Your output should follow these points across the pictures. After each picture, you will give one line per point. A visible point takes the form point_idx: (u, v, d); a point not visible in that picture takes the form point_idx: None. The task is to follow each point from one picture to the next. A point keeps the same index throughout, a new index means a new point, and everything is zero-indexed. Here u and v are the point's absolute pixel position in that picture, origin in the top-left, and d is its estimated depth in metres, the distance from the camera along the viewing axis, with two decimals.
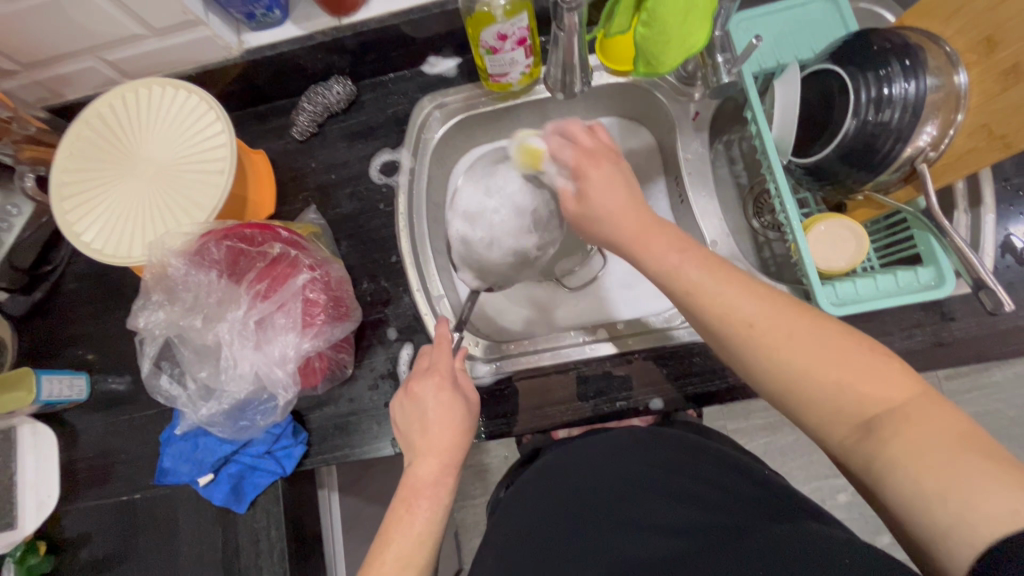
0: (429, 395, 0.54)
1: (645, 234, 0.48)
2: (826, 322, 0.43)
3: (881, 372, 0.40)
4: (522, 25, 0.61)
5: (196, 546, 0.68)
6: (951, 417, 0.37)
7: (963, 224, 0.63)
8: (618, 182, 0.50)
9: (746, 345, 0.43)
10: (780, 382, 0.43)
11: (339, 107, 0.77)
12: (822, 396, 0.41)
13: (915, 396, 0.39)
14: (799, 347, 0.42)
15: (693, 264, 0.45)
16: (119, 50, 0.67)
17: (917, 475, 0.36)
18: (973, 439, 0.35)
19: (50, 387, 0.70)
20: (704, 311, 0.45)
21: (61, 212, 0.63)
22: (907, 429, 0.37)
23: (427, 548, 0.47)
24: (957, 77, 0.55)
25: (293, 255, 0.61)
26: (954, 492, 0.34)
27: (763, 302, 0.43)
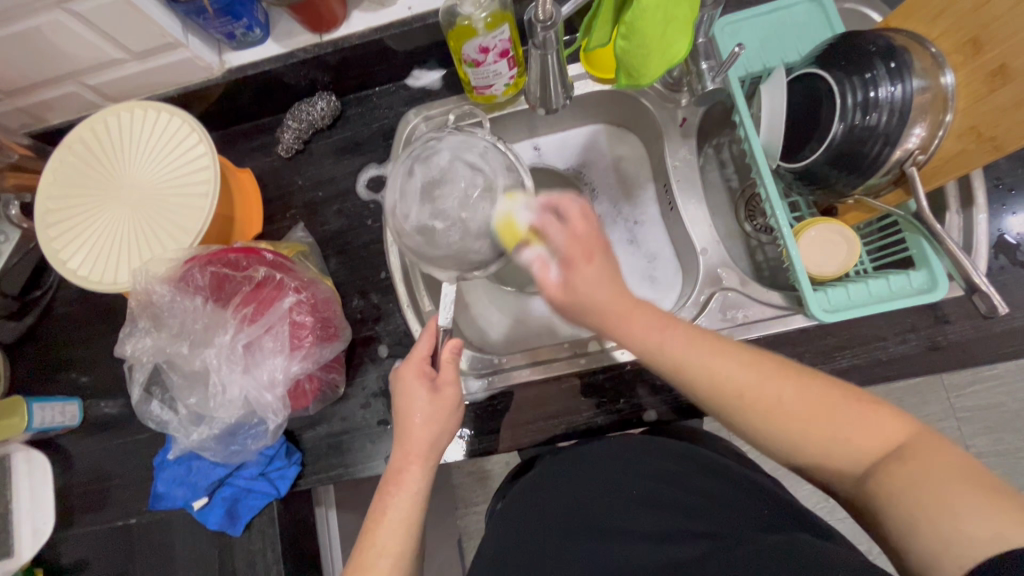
0: (411, 391, 0.54)
1: (628, 312, 0.48)
2: (815, 378, 0.44)
3: (876, 421, 0.41)
4: (504, 37, 0.61)
5: (193, 569, 0.67)
6: (948, 455, 0.38)
7: (955, 225, 0.62)
8: (606, 274, 0.49)
9: (742, 413, 0.44)
10: (780, 445, 0.44)
11: (324, 123, 0.76)
12: (826, 450, 0.42)
13: (911, 437, 0.40)
14: (793, 409, 0.43)
15: (677, 339, 0.47)
16: (100, 74, 0.66)
17: (915, 503, 0.37)
18: (968, 473, 0.36)
19: (42, 414, 0.70)
20: (701, 387, 0.46)
21: (46, 240, 0.63)
22: (904, 468, 0.38)
23: (401, 536, 0.48)
24: (944, 78, 0.54)
25: (278, 278, 0.61)
26: (947, 521, 0.35)
27: (754, 370, 0.45)
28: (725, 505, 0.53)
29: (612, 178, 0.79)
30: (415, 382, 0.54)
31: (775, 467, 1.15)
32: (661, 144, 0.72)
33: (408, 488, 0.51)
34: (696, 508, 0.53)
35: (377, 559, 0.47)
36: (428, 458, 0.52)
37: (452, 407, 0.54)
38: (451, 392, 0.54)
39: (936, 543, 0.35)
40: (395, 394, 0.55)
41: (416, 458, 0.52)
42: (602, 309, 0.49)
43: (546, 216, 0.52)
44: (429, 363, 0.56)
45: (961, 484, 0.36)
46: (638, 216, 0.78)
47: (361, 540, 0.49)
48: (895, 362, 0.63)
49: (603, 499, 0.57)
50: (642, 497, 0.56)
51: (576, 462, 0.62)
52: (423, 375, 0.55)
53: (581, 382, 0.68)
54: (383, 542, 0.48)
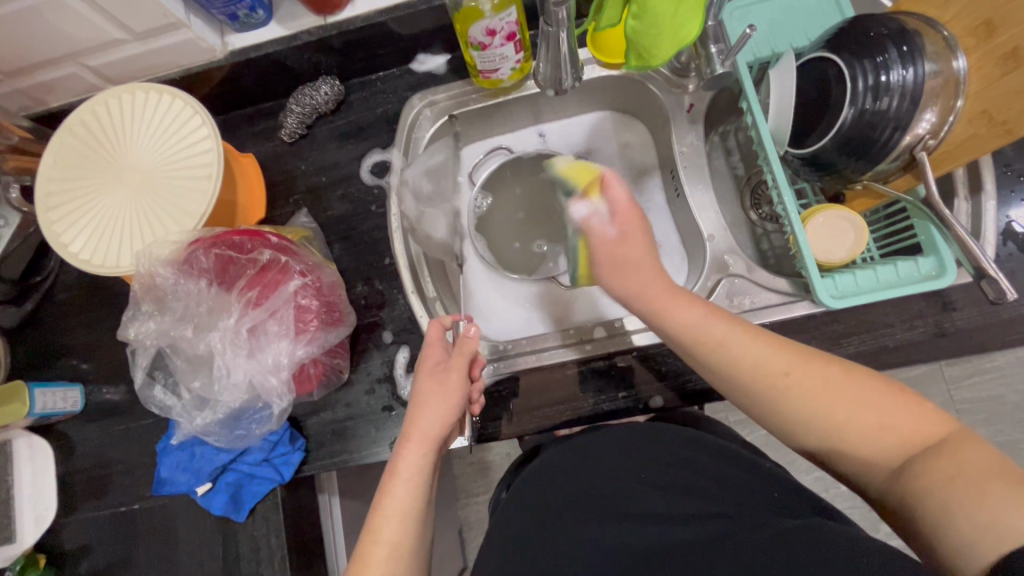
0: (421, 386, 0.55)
1: (669, 300, 0.52)
2: (857, 371, 0.45)
3: (914, 415, 0.42)
4: (511, 19, 0.60)
5: (196, 555, 0.67)
6: (985, 452, 0.37)
7: (963, 212, 0.62)
8: (648, 255, 0.54)
9: (782, 399, 0.46)
10: (811, 428, 0.45)
11: (328, 107, 0.76)
12: (857, 437, 0.43)
13: (948, 434, 0.40)
14: (830, 397, 0.44)
15: (720, 325, 0.49)
16: (101, 55, 0.66)
17: (946, 496, 0.36)
18: (1004, 468, 0.35)
19: (44, 400, 0.69)
20: (739, 373, 0.48)
21: (47, 223, 0.62)
22: (941, 460, 0.38)
23: (401, 517, 0.48)
24: (956, 62, 0.53)
25: (283, 261, 0.60)
26: (985, 509, 0.34)
27: (795, 355, 0.47)
28: (734, 489, 0.53)
29: (618, 165, 0.79)
30: (427, 364, 0.57)
31: (777, 458, 1.15)
32: (668, 130, 0.72)
33: (402, 474, 0.50)
34: (705, 491, 0.53)
35: (375, 545, 0.47)
36: (423, 443, 0.52)
37: (456, 394, 0.55)
38: (456, 375, 0.56)
39: (968, 533, 0.34)
40: (418, 379, 0.57)
41: (418, 443, 0.52)
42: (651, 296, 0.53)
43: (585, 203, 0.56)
44: (443, 350, 0.58)
45: (997, 477, 0.35)
46: (643, 203, 0.77)
47: (368, 524, 0.48)
48: (901, 348, 0.63)
49: (610, 482, 0.57)
50: (650, 482, 0.56)
51: (584, 449, 0.62)
52: (433, 361, 0.57)
53: (586, 368, 0.68)
54: (380, 530, 0.47)
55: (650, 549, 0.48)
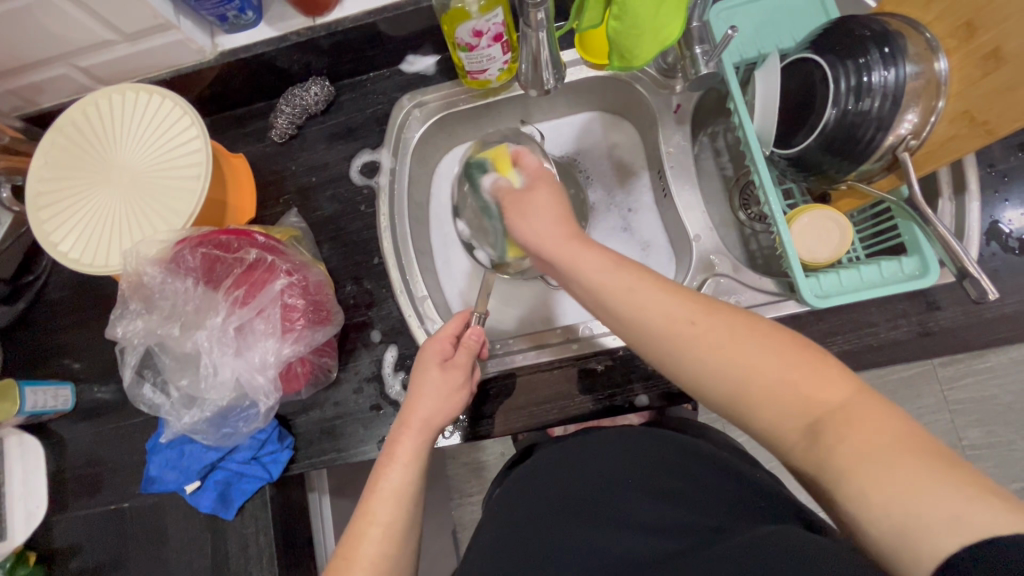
0: (428, 372, 0.56)
1: (576, 246, 0.51)
2: (759, 325, 0.44)
3: (821, 374, 0.41)
4: (497, 20, 0.60)
5: (185, 553, 0.68)
6: (892, 420, 0.37)
7: (947, 212, 0.63)
8: (558, 214, 0.54)
9: (689, 349, 0.45)
10: (714, 382, 0.44)
11: (318, 108, 0.76)
12: (760, 393, 0.42)
13: (852, 396, 0.39)
14: (732, 351, 0.43)
15: (624, 276, 0.48)
16: (91, 56, 0.66)
17: (860, 478, 0.36)
18: (912, 442, 0.36)
19: (34, 398, 0.69)
20: (645, 326, 0.47)
21: (37, 222, 0.62)
22: (849, 431, 0.38)
23: (393, 506, 0.48)
24: (938, 64, 0.54)
25: (269, 260, 0.61)
26: (911, 498, 0.34)
27: (700, 306, 0.46)
28: (722, 492, 0.54)
29: (607, 164, 0.79)
30: (430, 357, 0.57)
31: (769, 458, 1.15)
32: (655, 131, 0.72)
33: (399, 459, 0.51)
34: (691, 495, 0.54)
35: (370, 527, 0.48)
36: (422, 430, 0.53)
37: (459, 386, 0.56)
38: (463, 370, 0.57)
39: (892, 528, 0.34)
40: (415, 371, 0.57)
41: (417, 431, 0.53)
42: (555, 249, 0.52)
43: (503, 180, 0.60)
44: (450, 343, 0.58)
45: (903, 454, 0.35)
46: (632, 203, 0.78)
47: (360, 510, 0.49)
48: (885, 348, 0.63)
49: (598, 486, 0.57)
50: (641, 486, 0.56)
51: (572, 452, 0.63)
52: (439, 352, 0.57)
53: (573, 367, 0.68)
54: (376, 511, 0.48)
55: (639, 558, 0.49)
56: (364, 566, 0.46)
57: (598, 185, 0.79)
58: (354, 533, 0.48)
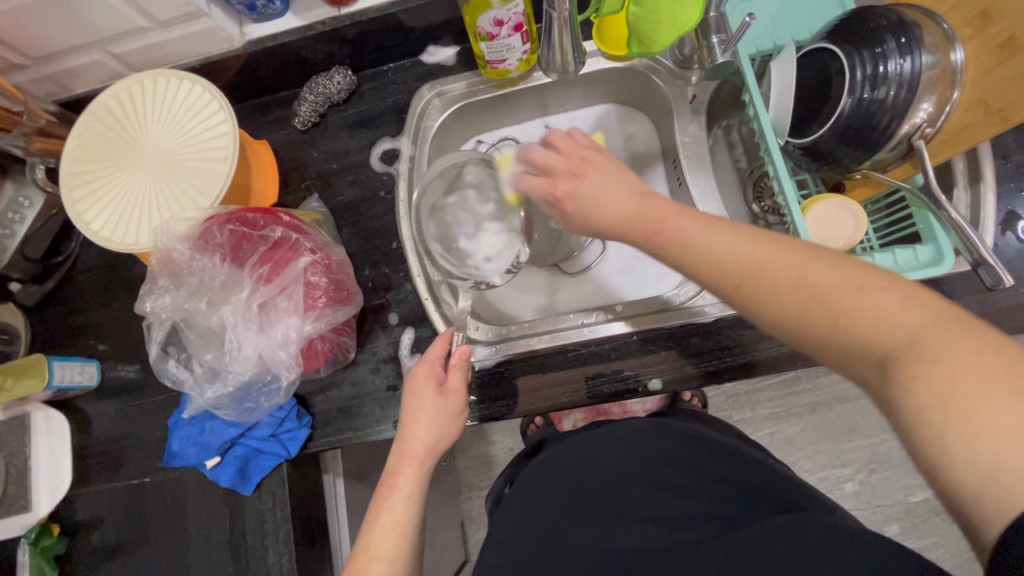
0: (421, 397, 0.56)
1: (641, 210, 0.46)
2: (824, 254, 0.39)
3: (888, 304, 0.35)
4: (518, 10, 0.62)
5: (205, 527, 0.69)
6: (983, 349, 0.30)
7: (962, 201, 0.63)
8: (623, 188, 0.48)
9: (746, 295, 0.41)
10: (776, 318, 0.40)
11: (340, 97, 0.78)
12: (820, 327, 0.37)
13: (929, 323, 0.33)
14: (791, 284, 0.39)
15: (684, 216, 0.45)
16: (125, 42, 0.68)
17: (945, 420, 0.30)
18: (1016, 373, 0.29)
19: (62, 373, 0.71)
20: (703, 270, 0.43)
21: (70, 201, 0.65)
22: (928, 366, 0.31)
23: (396, 540, 0.49)
24: (955, 55, 0.54)
25: (294, 239, 0.63)
26: (993, 448, 0.28)
27: (758, 238, 0.41)
28: (739, 487, 0.54)
29: (622, 156, 0.80)
30: (423, 383, 0.57)
31: (779, 457, 1.15)
32: (671, 121, 0.73)
33: (400, 490, 0.52)
34: (707, 491, 0.54)
35: (371, 562, 0.48)
36: (424, 460, 0.54)
37: (457, 412, 0.57)
38: (457, 397, 0.57)
39: (970, 480, 0.29)
40: (405, 399, 0.57)
41: (416, 461, 0.54)
42: (624, 216, 0.47)
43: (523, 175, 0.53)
44: (440, 366, 0.58)
45: (998, 388, 0.29)
46: None
47: (364, 536, 0.50)
48: None
49: (611, 479, 0.58)
50: (652, 477, 0.57)
51: (585, 448, 0.63)
52: (433, 377, 0.57)
53: (587, 351, 0.69)
54: (376, 547, 0.49)
55: (650, 547, 0.49)
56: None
57: None
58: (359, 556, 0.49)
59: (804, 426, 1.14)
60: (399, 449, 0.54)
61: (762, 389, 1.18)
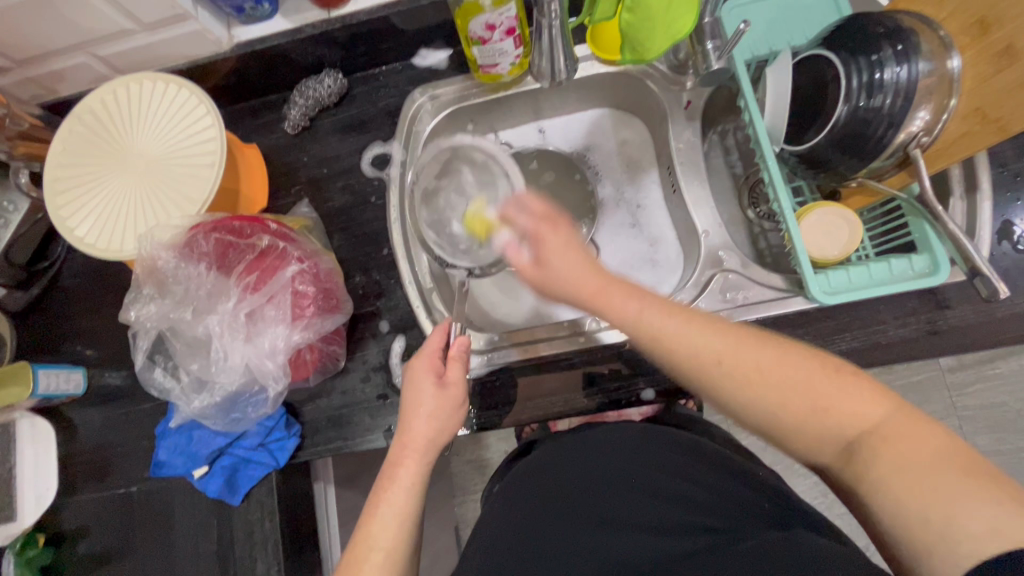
0: (421, 387, 0.54)
1: (602, 293, 0.49)
2: (792, 347, 0.45)
3: (856, 394, 0.42)
4: (511, 14, 0.61)
5: (193, 537, 0.68)
6: (930, 435, 0.39)
7: (958, 210, 0.62)
8: (581, 259, 0.51)
9: (724, 382, 0.46)
10: (753, 404, 0.45)
11: (330, 100, 0.77)
12: (797, 414, 0.43)
13: (886, 415, 0.41)
14: (768, 376, 0.44)
15: (653, 310, 0.48)
16: (111, 45, 0.67)
17: (904, 495, 0.37)
18: (954, 457, 0.37)
19: (47, 381, 0.70)
20: (683, 364, 0.47)
21: (55, 207, 0.64)
22: (888, 448, 0.39)
23: (394, 533, 0.49)
24: (951, 61, 0.53)
25: (281, 247, 0.62)
26: (943, 514, 0.35)
27: (732, 335, 0.46)
28: (731, 499, 0.53)
29: (616, 161, 0.80)
30: (424, 375, 0.55)
31: (775, 461, 1.14)
32: (665, 126, 0.72)
33: (401, 483, 0.51)
34: (698, 500, 0.53)
35: (370, 552, 0.48)
36: (426, 452, 0.53)
37: (456, 406, 0.55)
38: (457, 389, 0.55)
39: (926, 539, 0.35)
40: (404, 389, 0.56)
41: (415, 454, 0.52)
42: (590, 288, 0.50)
43: (513, 205, 0.55)
44: (440, 359, 0.57)
45: (945, 468, 0.36)
46: (641, 199, 0.78)
47: (359, 528, 0.50)
48: (893, 346, 0.63)
49: (600, 485, 0.57)
50: (644, 487, 0.55)
51: (575, 452, 0.62)
52: (433, 369, 0.56)
53: (579, 360, 0.69)
54: (375, 536, 0.48)
55: (639, 560, 0.48)
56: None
57: (607, 181, 0.79)
58: (352, 556, 0.48)
59: None
60: (395, 445, 0.53)
61: None
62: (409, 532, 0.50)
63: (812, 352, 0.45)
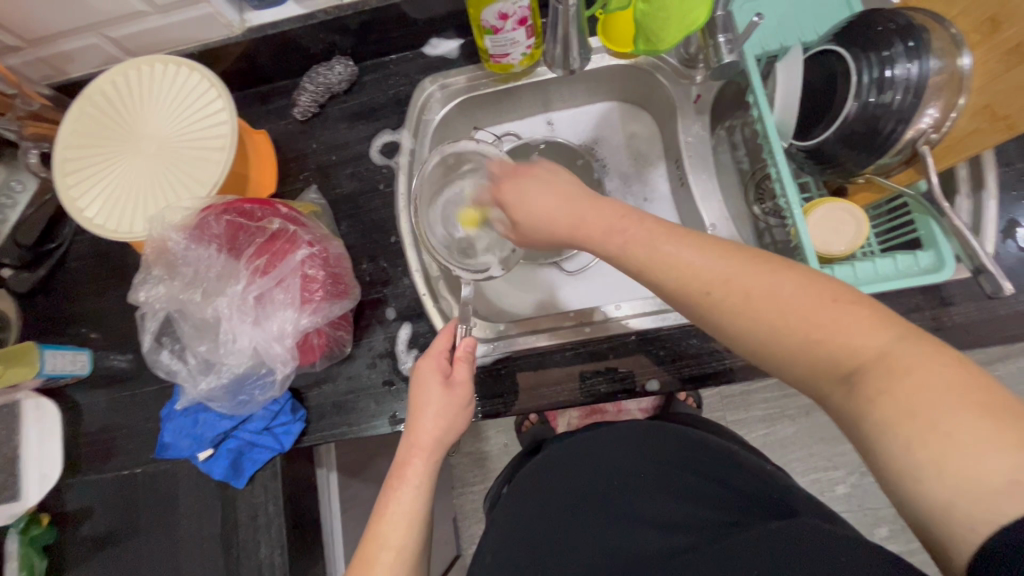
0: (427, 383, 0.55)
1: (593, 206, 0.49)
2: (787, 270, 0.41)
3: (861, 323, 0.38)
4: (524, 3, 0.61)
5: (196, 520, 0.69)
6: (940, 366, 0.35)
7: (964, 208, 0.63)
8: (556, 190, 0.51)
9: (713, 310, 0.43)
10: (745, 332, 0.42)
11: (340, 88, 0.77)
12: (791, 342, 0.40)
13: (890, 342, 0.37)
14: (763, 304, 0.41)
15: (643, 231, 0.46)
16: (123, 27, 0.67)
17: (910, 440, 0.34)
18: (966, 390, 0.33)
19: (54, 361, 0.70)
20: (673, 291, 0.44)
21: (64, 187, 0.64)
22: (896, 384, 0.35)
23: (404, 530, 0.49)
24: (961, 59, 0.53)
25: (291, 231, 0.62)
26: (956, 465, 0.32)
27: (733, 258, 0.42)
28: (739, 493, 0.54)
29: (624, 154, 0.80)
30: (431, 376, 0.56)
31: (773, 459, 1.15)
32: (674, 120, 0.73)
33: (411, 482, 0.51)
34: (707, 495, 0.53)
35: (381, 550, 0.48)
36: (434, 451, 0.53)
37: (462, 405, 0.56)
38: (464, 389, 0.56)
39: (941, 495, 0.32)
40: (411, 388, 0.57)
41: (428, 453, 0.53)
42: (568, 218, 0.49)
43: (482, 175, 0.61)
44: (446, 359, 0.57)
45: (956, 405, 0.33)
46: (648, 192, 0.79)
47: (373, 524, 0.50)
48: None
49: (611, 479, 0.57)
50: (651, 481, 0.56)
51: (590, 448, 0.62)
52: (440, 369, 0.56)
53: (584, 350, 0.69)
54: (385, 535, 0.48)
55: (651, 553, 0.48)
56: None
57: (615, 174, 0.80)
58: (364, 556, 0.48)
59: (798, 428, 1.15)
60: (404, 440, 0.54)
61: (757, 391, 1.18)
62: (420, 529, 0.50)
63: (812, 273, 0.41)
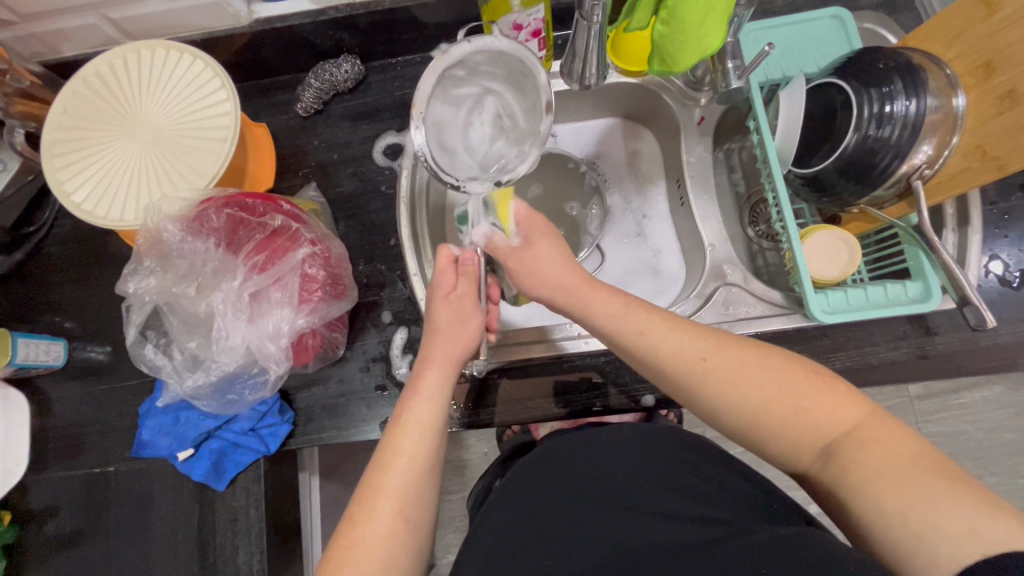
0: (441, 301, 0.54)
1: (587, 290, 0.55)
2: (766, 350, 0.47)
3: (833, 399, 0.44)
4: (538, 16, 0.62)
5: (171, 522, 0.66)
6: (904, 440, 0.41)
7: (950, 241, 0.66)
8: (560, 255, 0.57)
9: (701, 382, 0.47)
10: (732, 411, 0.46)
11: (346, 86, 0.76)
12: (775, 418, 0.45)
13: (864, 417, 0.43)
14: (747, 380, 0.46)
15: (634, 310, 0.52)
16: (126, 9, 0.65)
17: (879, 494, 0.39)
18: (927, 461, 0.39)
19: (26, 351, 0.67)
20: (663, 371, 0.49)
21: (51, 169, 0.61)
22: (864, 451, 0.41)
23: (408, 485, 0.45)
24: (956, 99, 0.57)
25: (293, 228, 0.61)
26: (917, 515, 0.37)
27: (708, 341, 0.49)
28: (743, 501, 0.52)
29: (625, 170, 0.81)
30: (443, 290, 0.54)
31: None
32: (678, 140, 0.74)
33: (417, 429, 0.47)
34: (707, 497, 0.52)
35: (392, 462, 0.46)
36: (446, 367, 0.52)
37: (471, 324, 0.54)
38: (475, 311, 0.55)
39: (906, 539, 0.37)
40: (433, 307, 0.55)
41: (441, 366, 0.52)
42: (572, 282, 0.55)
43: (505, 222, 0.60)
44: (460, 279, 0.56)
45: (920, 470, 0.38)
46: (647, 209, 0.80)
47: (387, 437, 0.48)
48: (884, 367, 0.66)
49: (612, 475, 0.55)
50: (656, 480, 0.54)
51: (588, 437, 0.61)
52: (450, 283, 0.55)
53: (579, 362, 0.69)
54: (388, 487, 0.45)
55: (655, 542, 0.47)
56: (390, 501, 0.44)
57: (615, 189, 0.81)
58: (355, 520, 0.44)
59: None
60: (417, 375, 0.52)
61: None
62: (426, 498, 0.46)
63: (788, 354, 0.47)
